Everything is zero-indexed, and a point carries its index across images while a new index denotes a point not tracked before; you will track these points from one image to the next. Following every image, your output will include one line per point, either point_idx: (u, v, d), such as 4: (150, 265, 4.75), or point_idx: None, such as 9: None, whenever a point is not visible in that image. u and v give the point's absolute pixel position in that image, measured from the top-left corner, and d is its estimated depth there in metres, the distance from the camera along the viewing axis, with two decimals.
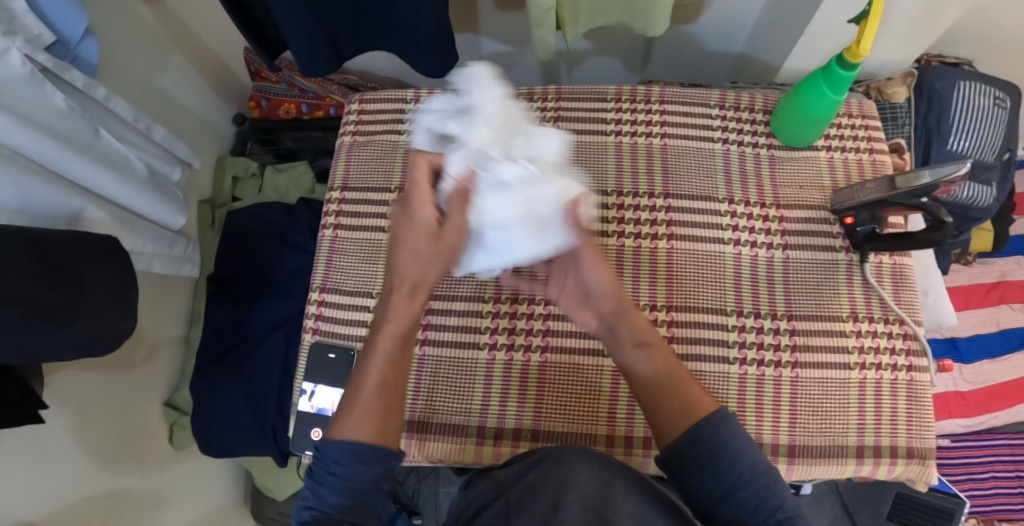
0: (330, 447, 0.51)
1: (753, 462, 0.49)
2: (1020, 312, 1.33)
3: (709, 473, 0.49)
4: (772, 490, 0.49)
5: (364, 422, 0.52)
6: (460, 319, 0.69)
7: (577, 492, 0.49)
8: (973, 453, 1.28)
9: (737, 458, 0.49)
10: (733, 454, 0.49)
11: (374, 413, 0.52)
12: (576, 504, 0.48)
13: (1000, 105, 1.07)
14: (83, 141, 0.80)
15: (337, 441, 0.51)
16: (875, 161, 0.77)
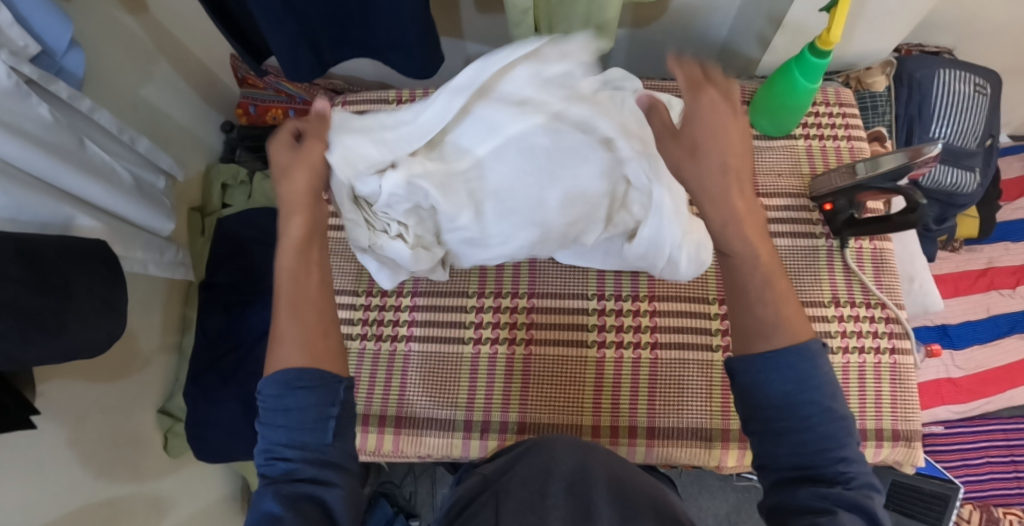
0: (268, 384, 0.47)
1: (822, 406, 0.43)
2: (1010, 297, 1.33)
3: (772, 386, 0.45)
4: (839, 440, 0.43)
5: (291, 348, 0.48)
6: (428, 301, 0.71)
7: (562, 478, 0.50)
8: (968, 439, 1.28)
9: (798, 393, 0.44)
10: (797, 383, 0.44)
11: (298, 340, 0.49)
12: (562, 490, 0.48)
13: (981, 92, 1.08)
14: (69, 150, 0.81)
15: (274, 373, 0.48)
16: (853, 148, 0.78)
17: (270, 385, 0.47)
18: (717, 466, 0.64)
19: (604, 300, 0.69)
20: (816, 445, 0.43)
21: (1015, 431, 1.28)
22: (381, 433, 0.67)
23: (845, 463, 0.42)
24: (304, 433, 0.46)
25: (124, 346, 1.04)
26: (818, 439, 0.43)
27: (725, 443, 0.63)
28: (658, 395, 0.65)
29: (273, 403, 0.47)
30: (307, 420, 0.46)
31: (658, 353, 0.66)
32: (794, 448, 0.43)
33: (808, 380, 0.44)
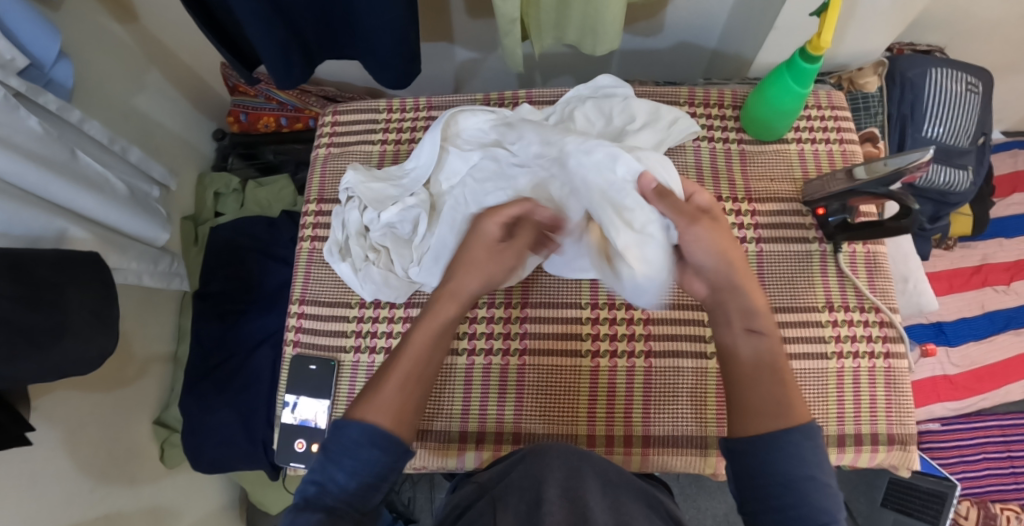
0: (352, 425, 0.50)
1: (819, 482, 0.48)
2: (1004, 294, 1.34)
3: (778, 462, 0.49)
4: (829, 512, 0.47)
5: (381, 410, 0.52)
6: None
7: (556, 484, 0.49)
8: (964, 436, 1.29)
9: (806, 472, 0.48)
10: (807, 469, 0.48)
11: (394, 405, 0.53)
12: (557, 494, 0.48)
13: (972, 90, 1.08)
14: (61, 161, 0.80)
15: (360, 420, 0.51)
16: (845, 151, 0.78)
17: (355, 428, 0.50)
18: (712, 473, 0.64)
19: (598, 309, 0.68)
20: (818, 517, 0.46)
21: (1011, 427, 1.29)
22: None
23: None
24: (361, 478, 0.49)
25: (118, 358, 1.03)
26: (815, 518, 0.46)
27: (721, 450, 0.63)
28: (653, 404, 0.65)
29: (343, 442, 0.50)
30: (370, 475, 0.49)
31: (653, 362, 0.66)
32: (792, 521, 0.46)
33: (815, 468, 0.48)
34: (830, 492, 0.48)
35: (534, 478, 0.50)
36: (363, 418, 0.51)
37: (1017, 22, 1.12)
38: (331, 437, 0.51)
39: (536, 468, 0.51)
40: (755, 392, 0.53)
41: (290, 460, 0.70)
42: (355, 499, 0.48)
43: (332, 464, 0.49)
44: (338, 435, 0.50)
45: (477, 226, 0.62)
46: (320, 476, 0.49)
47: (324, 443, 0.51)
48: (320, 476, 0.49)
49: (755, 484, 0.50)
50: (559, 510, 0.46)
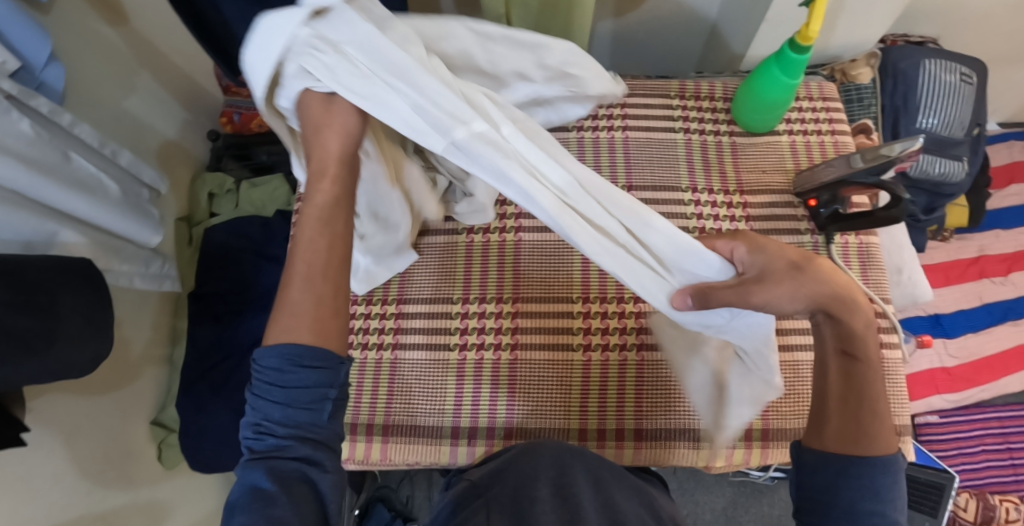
0: (273, 353, 0.43)
1: (887, 515, 0.47)
2: (1001, 285, 1.34)
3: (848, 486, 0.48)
4: None
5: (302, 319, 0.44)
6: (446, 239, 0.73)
7: (549, 482, 0.49)
8: (963, 428, 1.28)
9: (876, 506, 0.47)
10: (877, 496, 0.47)
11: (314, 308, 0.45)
12: (549, 494, 0.48)
13: (966, 81, 1.08)
14: (53, 164, 0.80)
15: (275, 345, 0.44)
16: (837, 142, 0.77)
17: (269, 355, 0.43)
18: (705, 466, 0.64)
19: (589, 303, 0.68)
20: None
21: (1009, 418, 1.29)
22: (368, 442, 0.66)
23: None
24: (294, 412, 0.43)
25: (114, 360, 1.03)
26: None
27: (714, 443, 0.63)
28: (645, 398, 0.65)
29: (273, 378, 0.43)
30: (302, 407, 0.43)
31: (645, 355, 0.66)
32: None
33: (888, 502, 0.47)
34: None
35: (525, 477, 0.50)
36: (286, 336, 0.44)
37: (1010, 12, 1.11)
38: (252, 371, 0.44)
39: (528, 466, 0.51)
40: (840, 423, 0.51)
41: None
42: (301, 436, 0.43)
43: (263, 401, 0.43)
44: (266, 372, 0.43)
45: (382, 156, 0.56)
46: (258, 419, 0.43)
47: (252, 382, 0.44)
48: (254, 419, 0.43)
49: (828, 497, 0.49)
50: (551, 510, 0.46)
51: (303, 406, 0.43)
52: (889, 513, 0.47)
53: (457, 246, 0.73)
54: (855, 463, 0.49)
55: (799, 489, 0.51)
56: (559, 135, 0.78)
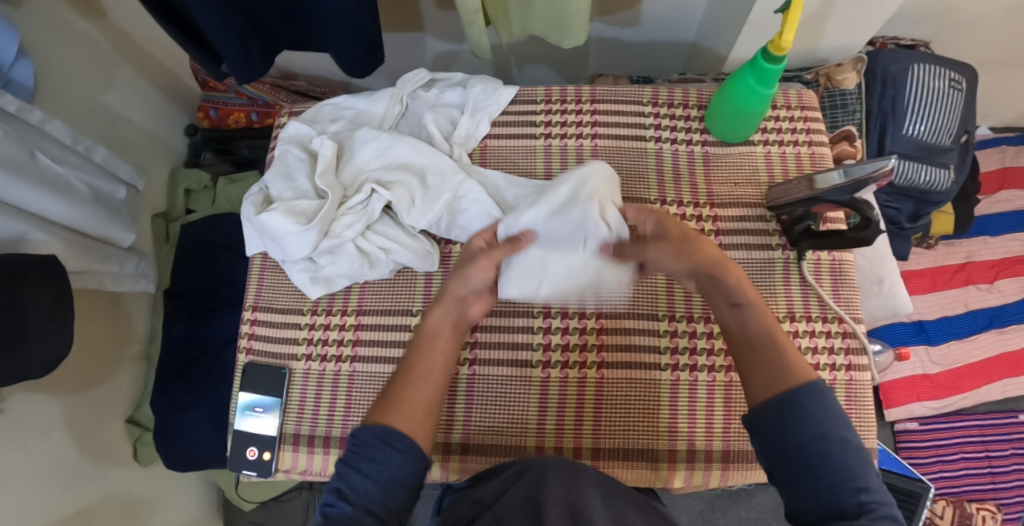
0: (366, 429, 0.51)
1: (838, 437, 0.46)
2: (987, 292, 1.33)
3: (790, 431, 0.47)
4: (858, 472, 0.45)
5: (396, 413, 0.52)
6: None
7: (557, 501, 0.49)
8: (943, 436, 1.28)
9: (818, 431, 0.47)
10: (818, 424, 0.47)
11: (416, 407, 0.54)
12: (558, 513, 0.48)
13: (956, 87, 1.05)
14: (19, 162, 0.78)
15: (373, 423, 0.51)
16: (814, 153, 0.75)
17: (365, 431, 0.50)
18: (664, 486, 0.64)
19: (550, 318, 0.67)
20: (842, 475, 0.45)
21: (990, 426, 1.28)
22: (325, 454, 0.68)
23: (866, 494, 0.44)
24: (376, 475, 0.48)
25: (90, 358, 1.02)
26: (839, 472, 0.45)
27: (671, 464, 0.63)
28: (603, 418, 0.64)
29: (361, 449, 0.50)
30: (384, 473, 0.49)
31: (605, 372, 0.65)
32: (816, 487, 0.45)
33: (833, 424, 0.47)
34: (850, 447, 0.46)
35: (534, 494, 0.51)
36: (376, 421, 0.52)
37: (1004, 16, 1.09)
38: (349, 446, 0.50)
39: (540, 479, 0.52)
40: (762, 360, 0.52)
41: (242, 468, 0.69)
42: (371, 503, 0.47)
43: (353, 470, 0.49)
44: (355, 447, 0.50)
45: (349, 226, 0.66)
46: (341, 484, 0.48)
47: (344, 455, 0.50)
48: (339, 482, 0.48)
49: (779, 450, 0.48)
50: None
51: (381, 470, 0.49)
52: (838, 432, 0.47)
53: None
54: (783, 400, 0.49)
55: (767, 455, 0.48)
56: (527, 142, 0.75)
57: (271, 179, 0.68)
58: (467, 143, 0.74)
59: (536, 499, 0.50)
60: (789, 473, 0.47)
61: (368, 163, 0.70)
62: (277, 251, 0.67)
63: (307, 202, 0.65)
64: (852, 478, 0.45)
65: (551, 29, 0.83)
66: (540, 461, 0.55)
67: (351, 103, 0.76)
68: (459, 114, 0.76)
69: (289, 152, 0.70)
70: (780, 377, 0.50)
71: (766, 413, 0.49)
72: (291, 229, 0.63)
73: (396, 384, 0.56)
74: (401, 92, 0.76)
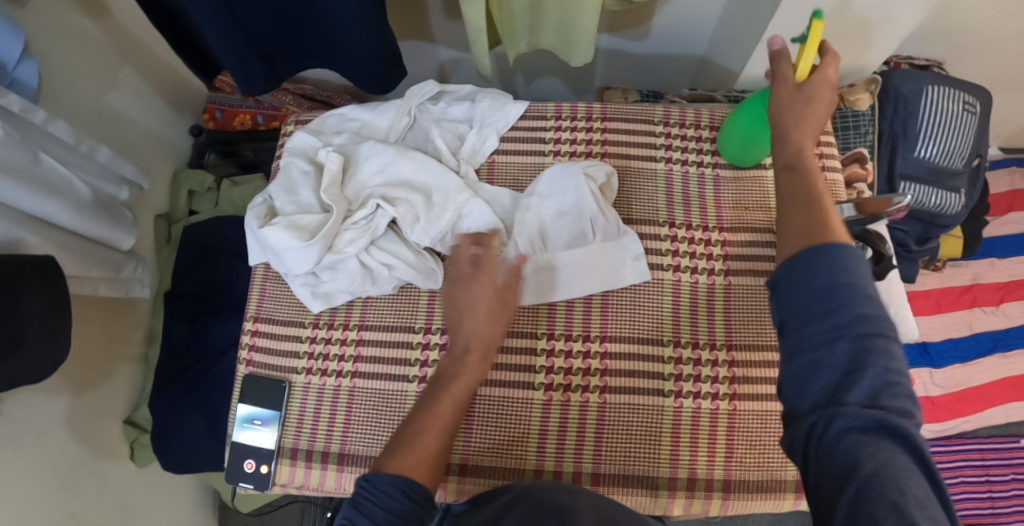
0: (385, 477, 0.49)
1: (858, 292, 0.42)
2: (992, 316, 1.32)
3: (806, 285, 0.44)
4: (879, 333, 0.41)
5: (407, 463, 0.51)
6: None
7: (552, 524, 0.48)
8: (943, 459, 1.27)
9: (840, 280, 0.42)
10: (835, 277, 0.43)
11: (424, 453, 0.52)
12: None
13: (969, 110, 1.04)
14: (22, 166, 0.77)
15: (392, 472, 0.49)
16: (825, 180, 0.74)
17: (385, 481, 0.49)
18: (663, 514, 0.63)
19: (553, 340, 0.66)
20: (856, 329, 0.41)
21: (991, 450, 1.27)
22: (322, 469, 0.67)
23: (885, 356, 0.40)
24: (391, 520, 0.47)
25: (90, 358, 1.01)
26: (842, 329, 0.41)
27: (672, 492, 0.62)
28: (604, 444, 0.63)
29: (374, 499, 0.48)
30: (399, 519, 0.47)
31: (607, 397, 0.64)
32: (834, 353, 0.41)
33: (855, 276, 0.43)
34: (871, 302, 0.42)
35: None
36: (395, 470, 0.50)
37: (1018, 39, 1.08)
38: (362, 489, 0.49)
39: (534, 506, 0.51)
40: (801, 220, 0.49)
41: (239, 481, 0.69)
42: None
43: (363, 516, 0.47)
44: (368, 494, 0.48)
45: (352, 240, 0.66)
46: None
47: (356, 496, 0.48)
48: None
49: (796, 301, 0.44)
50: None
51: (396, 515, 0.47)
52: (857, 292, 0.42)
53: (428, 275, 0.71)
54: (808, 254, 0.45)
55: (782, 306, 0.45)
56: (534, 159, 0.75)
57: (275, 192, 0.67)
58: (474, 158, 0.74)
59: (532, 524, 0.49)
60: (805, 330, 0.43)
61: (372, 178, 0.69)
62: (278, 265, 0.66)
63: (310, 216, 0.65)
64: (868, 332, 0.41)
65: (561, 43, 0.84)
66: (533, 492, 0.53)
67: (357, 115, 0.76)
68: (466, 129, 0.76)
69: (293, 164, 0.70)
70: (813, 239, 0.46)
71: (790, 268, 0.45)
72: (293, 244, 0.62)
73: (415, 430, 0.54)
74: (408, 104, 0.75)
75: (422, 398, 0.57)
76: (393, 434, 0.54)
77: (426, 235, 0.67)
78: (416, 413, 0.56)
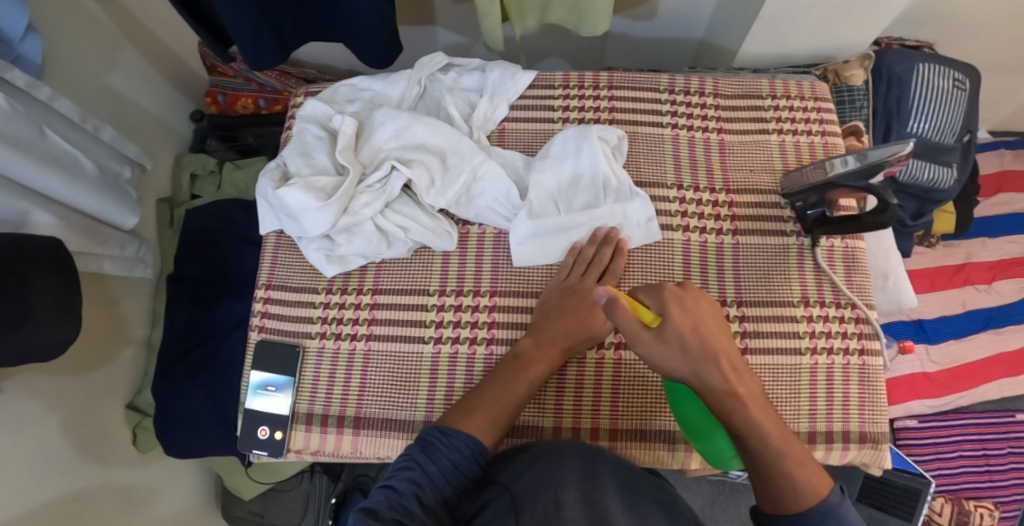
0: (459, 433, 0.55)
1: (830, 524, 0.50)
2: (984, 293, 1.34)
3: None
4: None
5: (473, 424, 0.57)
6: None
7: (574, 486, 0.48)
8: (942, 434, 1.29)
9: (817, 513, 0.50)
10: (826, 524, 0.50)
11: (489, 419, 0.58)
12: (576, 498, 0.47)
13: (960, 87, 1.07)
14: (27, 139, 0.76)
15: (467, 433, 0.55)
16: (827, 143, 0.75)
17: (460, 439, 0.55)
18: (680, 468, 0.65)
19: None
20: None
21: (987, 424, 1.29)
22: (338, 433, 0.67)
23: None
24: (452, 473, 0.53)
25: (92, 341, 1.00)
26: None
27: (689, 446, 0.64)
28: (620, 400, 0.65)
29: (445, 448, 0.54)
30: (457, 475, 0.53)
31: (622, 354, 0.66)
32: None
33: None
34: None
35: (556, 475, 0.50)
36: (470, 432, 0.56)
37: (1007, 20, 1.11)
38: (437, 438, 0.55)
39: (555, 468, 0.51)
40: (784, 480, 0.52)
41: (252, 448, 0.68)
42: (433, 488, 0.51)
43: (430, 462, 0.53)
44: (441, 443, 0.55)
45: (368, 204, 0.66)
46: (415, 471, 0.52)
47: (427, 444, 0.55)
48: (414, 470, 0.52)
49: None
50: (577, 512, 0.46)
51: (458, 474, 0.53)
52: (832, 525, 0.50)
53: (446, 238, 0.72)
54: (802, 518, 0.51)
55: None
56: (544, 126, 0.76)
57: (290, 156, 0.68)
58: (485, 125, 0.75)
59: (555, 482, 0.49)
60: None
61: (387, 143, 0.70)
62: (293, 228, 0.67)
63: (326, 179, 0.65)
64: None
65: (570, 15, 0.85)
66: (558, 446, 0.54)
67: (368, 85, 0.77)
68: (476, 98, 0.77)
69: (307, 130, 0.70)
70: (794, 494, 0.51)
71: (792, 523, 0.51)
72: (310, 204, 0.63)
73: (484, 394, 0.60)
74: (419, 74, 0.76)
75: (499, 370, 0.62)
76: (472, 389, 0.61)
77: (442, 197, 0.68)
78: (488, 381, 0.62)
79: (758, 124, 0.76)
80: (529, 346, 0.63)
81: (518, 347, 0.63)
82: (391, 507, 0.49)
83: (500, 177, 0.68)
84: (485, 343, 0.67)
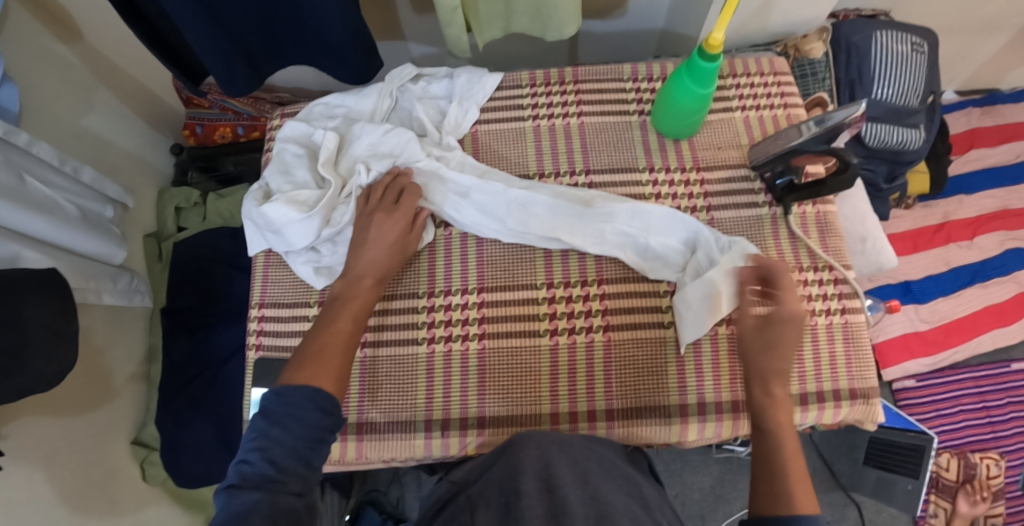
0: (295, 389, 0.52)
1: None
2: (967, 249, 1.37)
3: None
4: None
5: (324, 372, 0.55)
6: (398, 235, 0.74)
7: (534, 476, 0.52)
8: (940, 390, 1.30)
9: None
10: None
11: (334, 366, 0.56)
12: (536, 488, 0.50)
13: (918, 50, 1.10)
14: (9, 184, 0.77)
15: (302, 384, 0.52)
16: (789, 115, 0.77)
17: (295, 392, 0.52)
18: (678, 442, 0.66)
19: (568, 289, 0.70)
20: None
21: (984, 377, 1.31)
22: (342, 442, 0.67)
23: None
24: (301, 427, 0.50)
25: (90, 378, 1.00)
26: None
27: (684, 418, 0.65)
28: (614, 380, 0.66)
29: (287, 408, 0.51)
30: (309, 426, 0.50)
31: (611, 336, 0.68)
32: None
33: None
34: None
35: (513, 469, 0.53)
36: (305, 382, 0.53)
37: None
38: (272, 401, 0.51)
39: (514, 457, 0.54)
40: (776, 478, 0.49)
41: None
42: (300, 461, 0.48)
43: (275, 426, 0.49)
44: (279, 404, 0.51)
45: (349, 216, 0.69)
46: (260, 438, 0.49)
47: (264, 408, 0.51)
48: (262, 438, 0.49)
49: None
50: (539, 503, 0.49)
51: (304, 424, 0.50)
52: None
53: (436, 239, 0.73)
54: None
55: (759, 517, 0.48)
56: (515, 125, 0.78)
57: (271, 174, 0.70)
58: (458, 130, 0.77)
59: (515, 476, 0.52)
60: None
61: (367, 155, 0.72)
62: (280, 243, 0.69)
63: (308, 192, 0.68)
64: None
65: (535, 23, 0.87)
66: (518, 440, 0.56)
67: (342, 101, 0.79)
68: (446, 104, 0.79)
69: (287, 149, 0.73)
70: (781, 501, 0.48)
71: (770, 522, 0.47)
72: (294, 217, 0.65)
73: (322, 345, 0.58)
74: (390, 86, 0.78)
75: (323, 314, 0.62)
76: (307, 338, 0.59)
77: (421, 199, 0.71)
78: (319, 327, 0.61)
79: (722, 104, 0.78)
80: (346, 291, 0.64)
81: (337, 289, 0.65)
82: (258, 486, 0.46)
83: (493, 188, 0.71)
84: (475, 341, 0.68)
